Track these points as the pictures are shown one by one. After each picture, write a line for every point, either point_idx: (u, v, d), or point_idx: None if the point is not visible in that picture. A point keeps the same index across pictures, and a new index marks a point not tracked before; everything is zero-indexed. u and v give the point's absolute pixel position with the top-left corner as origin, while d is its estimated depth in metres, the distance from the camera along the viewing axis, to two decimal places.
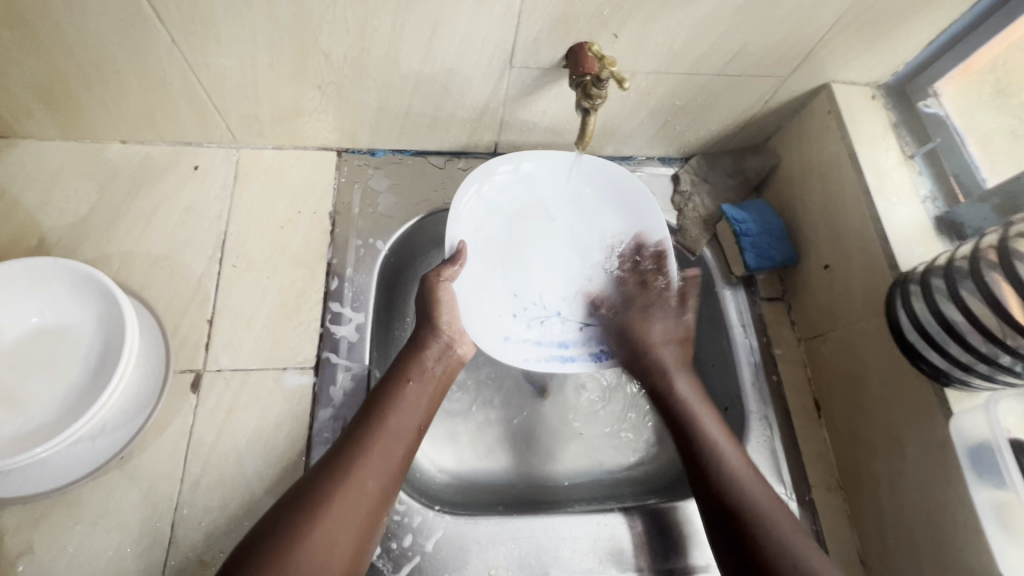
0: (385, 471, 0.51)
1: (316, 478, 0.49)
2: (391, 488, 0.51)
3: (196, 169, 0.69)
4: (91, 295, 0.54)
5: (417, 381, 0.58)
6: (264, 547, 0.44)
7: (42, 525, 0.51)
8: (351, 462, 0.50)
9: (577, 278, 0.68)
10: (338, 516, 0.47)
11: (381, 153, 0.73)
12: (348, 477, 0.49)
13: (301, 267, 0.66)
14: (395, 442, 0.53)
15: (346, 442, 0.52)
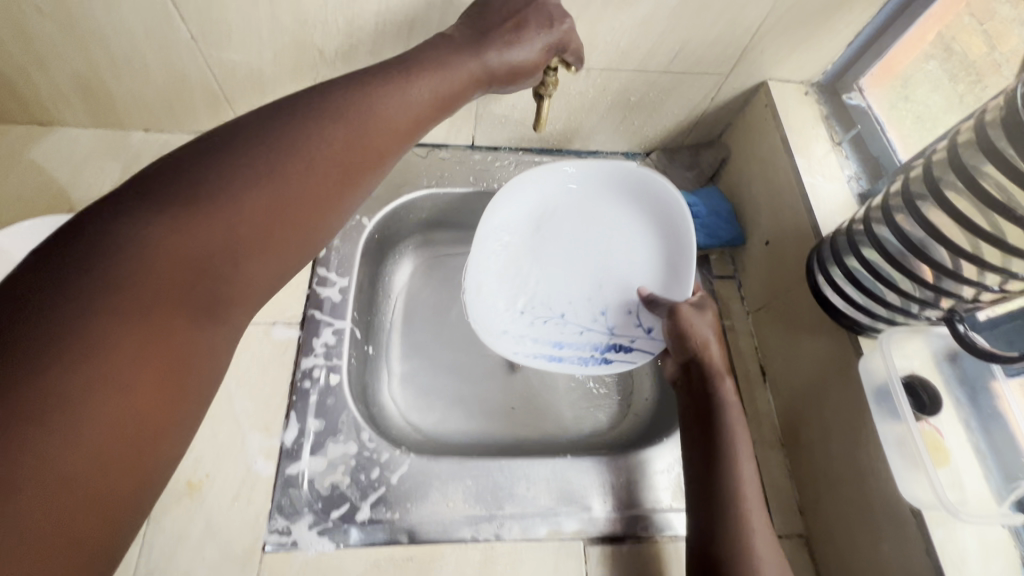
0: (294, 198, 0.41)
1: (238, 150, 0.39)
2: (301, 220, 0.42)
3: None
4: None
5: (374, 112, 0.46)
6: (162, 218, 0.35)
7: None
8: (275, 161, 0.40)
9: (586, 288, 0.75)
10: (240, 223, 0.38)
11: None
12: (263, 183, 0.39)
13: None
14: (314, 180, 0.42)
15: (291, 122, 0.42)
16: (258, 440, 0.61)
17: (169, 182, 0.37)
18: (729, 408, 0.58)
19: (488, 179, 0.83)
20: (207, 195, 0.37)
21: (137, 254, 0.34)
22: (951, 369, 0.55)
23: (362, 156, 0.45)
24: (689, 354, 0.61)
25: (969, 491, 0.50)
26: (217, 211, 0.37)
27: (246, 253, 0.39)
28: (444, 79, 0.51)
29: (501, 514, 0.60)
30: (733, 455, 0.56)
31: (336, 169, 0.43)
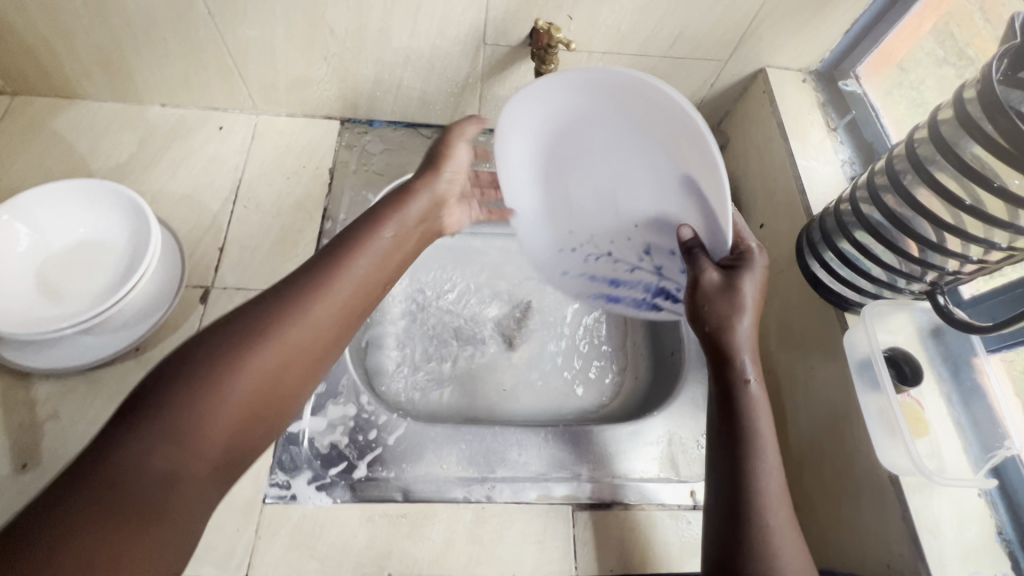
0: (281, 368, 0.43)
1: (234, 326, 0.42)
2: (284, 391, 0.43)
3: (221, 129, 0.81)
4: (124, 212, 0.65)
5: (354, 275, 0.48)
6: (159, 412, 0.38)
7: (68, 397, 0.61)
8: (263, 341, 0.42)
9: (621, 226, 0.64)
10: (228, 402, 0.40)
11: (378, 123, 0.85)
12: (250, 364, 0.41)
13: (300, 211, 0.76)
14: (295, 364, 0.44)
15: (284, 296, 0.45)
16: None
17: (180, 365, 0.40)
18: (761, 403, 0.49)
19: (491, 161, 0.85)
20: (201, 383, 0.39)
21: (135, 451, 0.36)
22: (934, 346, 0.56)
23: (343, 321, 0.47)
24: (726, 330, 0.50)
25: (945, 461, 0.51)
26: (209, 399, 0.39)
27: (230, 427, 0.40)
28: (412, 225, 0.55)
29: (493, 477, 0.62)
30: (763, 461, 0.46)
31: (318, 344, 0.45)
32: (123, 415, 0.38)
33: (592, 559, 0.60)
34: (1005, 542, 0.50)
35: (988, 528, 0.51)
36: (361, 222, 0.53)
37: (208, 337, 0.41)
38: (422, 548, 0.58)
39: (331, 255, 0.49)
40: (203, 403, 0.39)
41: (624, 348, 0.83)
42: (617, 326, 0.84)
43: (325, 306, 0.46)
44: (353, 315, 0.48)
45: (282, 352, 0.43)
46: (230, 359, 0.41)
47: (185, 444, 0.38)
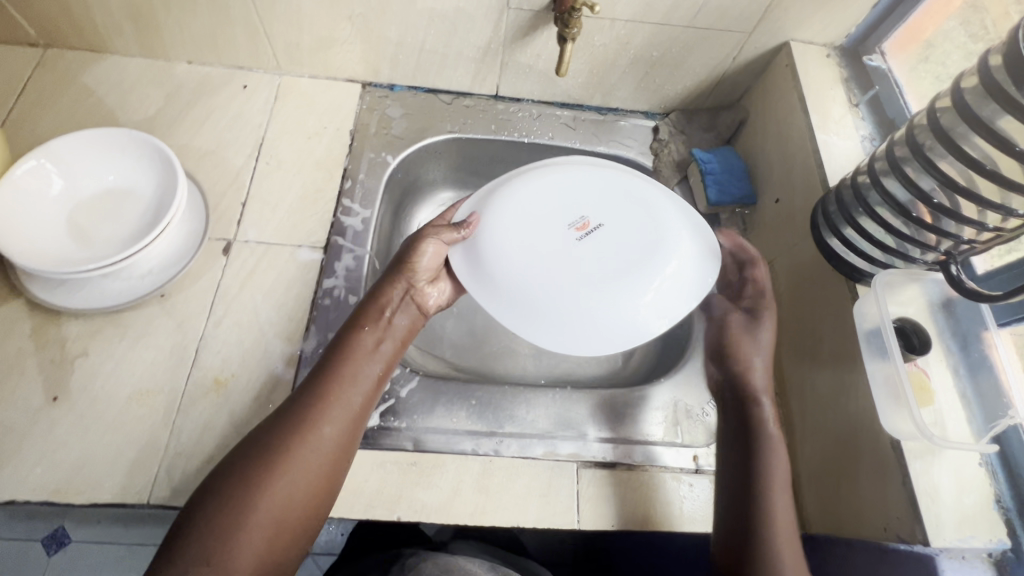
0: (291, 490, 0.49)
1: (246, 466, 0.49)
2: (298, 513, 0.49)
3: (245, 88, 0.82)
4: (151, 161, 0.67)
5: (338, 397, 0.54)
6: (188, 550, 0.45)
7: (96, 337, 0.63)
8: (268, 469, 0.49)
9: (613, 228, 0.62)
10: (247, 531, 0.46)
11: (399, 88, 0.86)
12: (261, 493, 0.48)
13: (321, 170, 0.78)
14: (302, 482, 0.50)
15: (279, 431, 0.51)
16: (280, 347, 0.66)
17: (210, 496, 0.47)
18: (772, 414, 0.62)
19: (510, 129, 0.86)
20: (219, 517, 0.46)
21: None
22: (944, 318, 0.57)
23: (336, 440, 0.52)
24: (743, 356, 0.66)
25: (947, 429, 0.52)
26: (230, 528, 0.46)
27: (254, 551, 0.46)
28: (389, 330, 0.60)
29: (501, 433, 0.65)
30: (774, 468, 0.58)
31: (321, 459, 0.51)
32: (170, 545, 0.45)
33: (595, 514, 0.61)
34: (1004, 510, 0.51)
35: (988, 496, 0.51)
36: (337, 343, 0.58)
37: (214, 484, 0.48)
38: (431, 494, 0.60)
39: (315, 380, 0.55)
40: (235, 528, 0.46)
41: None
42: None
43: (319, 429, 0.52)
44: (345, 433, 0.53)
45: (287, 477, 0.49)
46: (250, 490, 0.48)
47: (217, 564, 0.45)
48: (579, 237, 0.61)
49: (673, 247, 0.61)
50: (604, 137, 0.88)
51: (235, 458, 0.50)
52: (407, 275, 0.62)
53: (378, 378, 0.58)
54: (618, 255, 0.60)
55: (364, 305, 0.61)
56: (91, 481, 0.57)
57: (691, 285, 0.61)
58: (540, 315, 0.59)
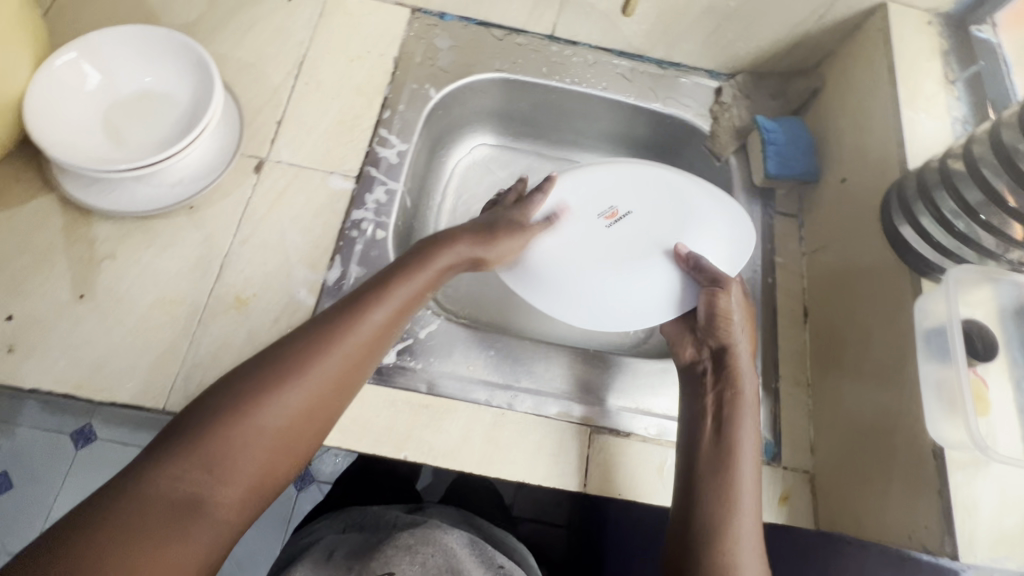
0: (298, 416, 0.46)
1: (247, 385, 0.45)
2: (291, 449, 0.46)
3: (290, 1, 0.78)
4: (190, 65, 0.64)
5: (356, 336, 0.49)
6: (176, 466, 0.41)
7: (125, 241, 0.63)
8: (270, 398, 0.45)
9: (644, 214, 0.62)
10: (246, 450, 0.43)
11: (449, 17, 0.81)
12: (257, 421, 0.44)
13: (360, 96, 0.74)
14: (297, 419, 0.46)
15: (294, 351, 0.47)
16: (304, 274, 0.64)
17: (206, 411, 0.44)
18: (743, 408, 0.56)
19: (562, 74, 0.81)
20: (210, 440, 0.42)
21: (169, 492, 0.40)
22: (1014, 327, 0.52)
23: (349, 374, 0.49)
24: (714, 330, 0.59)
25: (997, 441, 0.48)
26: (218, 453, 0.42)
27: (242, 478, 0.43)
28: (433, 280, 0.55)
29: (516, 387, 0.63)
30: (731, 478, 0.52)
31: (325, 400, 0.47)
32: (155, 450, 0.42)
33: (602, 480, 0.60)
34: None
35: None
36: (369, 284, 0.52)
37: (216, 395, 0.45)
38: (440, 438, 0.59)
39: (337, 318, 0.49)
40: (229, 444, 0.43)
41: None
42: None
43: (327, 368, 0.47)
44: (360, 365, 0.49)
45: (284, 411, 0.45)
46: (250, 411, 0.44)
47: (205, 478, 0.42)
48: (610, 223, 0.62)
49: (698, 242, 0.62)
50: (661, 93, 0.82)
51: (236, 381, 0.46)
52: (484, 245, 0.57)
53: (395, 324, 0.52)
54: (641, 241, 0.62)
55: (412, 253, 0.56)
56: (111, 381, 0.57)
57: (725, 261, 0.62)
58: (545, 296, 0.62)
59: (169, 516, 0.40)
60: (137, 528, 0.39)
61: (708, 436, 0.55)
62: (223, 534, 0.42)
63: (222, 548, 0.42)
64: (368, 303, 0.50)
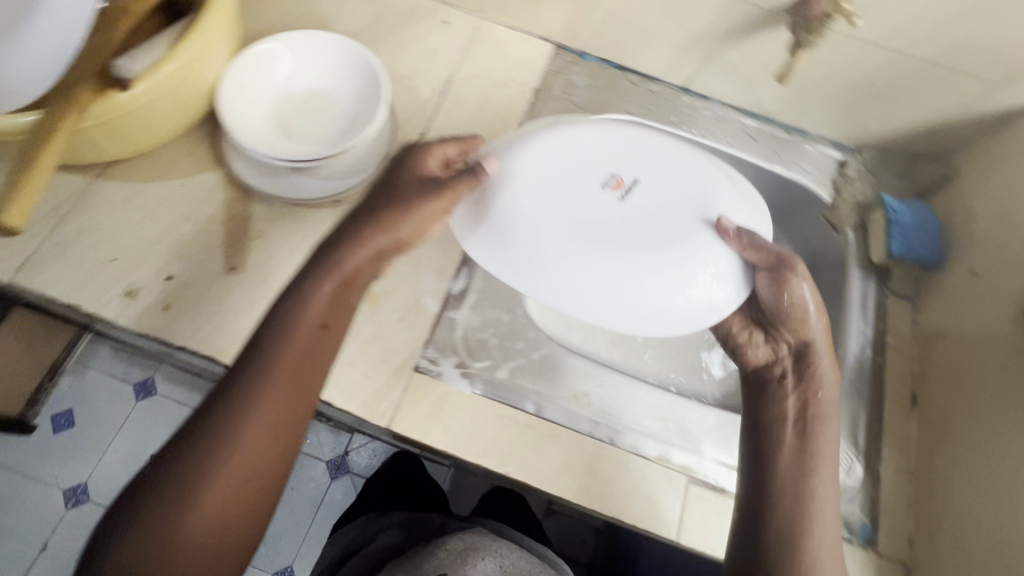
0: (230, 494, 0.46)
1: (168, 476, 0.46)
2: (252, 490, 0.47)
3: (446, 24, 0.83)
4: (361, 75, 0.69)
5: (295, 349, 0.50)
6: (154, 505, 0.46)
7: (277, 223, 0.68)
8: (224, 429, 0.47)
9: (651, 183, 0.53)
10: (182, 538, 0.45)
11: (589, 57, 0.85)
12: (217, 451, 0.47)
13: (500, 120, 0.78)
14: (256, 438, 0.48)
15: (205, 429, 0.48)
16: (432, 279, 0.68)
17: (138, 508, 0.46)
18: (828, 419, 0.57)
19: (691, 126, 0.83)
20: (182, 479, 0.46)
21: (156, 526, 0.45)
22: None
23: (266, 438, 0.48)
24: (788, 323, 0.59)
25: None
26: (190, 487, 0.46)
27: (222, 502, 0.46)
28: (375, 261, 0.54)
29: (618, 424, 0.64)
30: (807, 481, 0.55)
31: (280, 411, 0.49)
32: (106, 548, 0.45)
33: (695, 532, 0.60)
34: None
35: None
36: (293, 289, 0.52)
37: (142, 491, 0.47)
38: (542, 460, 0.61)
39: (275, 332, 0.51)
40: (167, 533, 0.45)
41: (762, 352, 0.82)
42: None
43: (276, 387, 0.49)
44: (276, 423, 0.49)
45: (214, 493, 0.46)
46: (177, 501, 0.45)
47: (148, 572, 0.44)
48: (622, 195, 0.52)
49: (726, 196, 0.54)
50: (785, 157, 0.83)
51: (194, 422, 0.49)
52: (401, 201, 0.54)
53: (343, 305, 0.54)
54: (661, 222, 0.51)
55: (301, 276, 0.54)
56: None
57: (764, 231, 0.55)
58: (518, 260, 0.51)
59: (158, 545, 0.44)
60: (137, 563, 0.44)
61: (790, 439, 0.57)
62: (215, 559, 0.46)
63: (220, 555, 0.46)
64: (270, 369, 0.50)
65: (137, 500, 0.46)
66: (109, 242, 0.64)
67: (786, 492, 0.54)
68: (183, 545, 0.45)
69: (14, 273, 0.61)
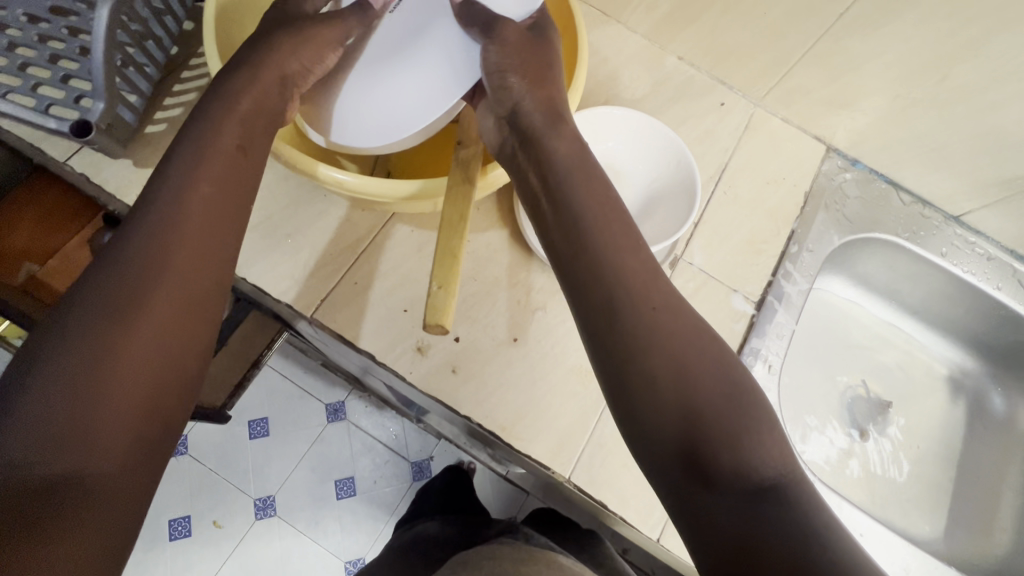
0: (166, 328, 0.40)
1: (104, 303, 0.39)
2: (190, 330, 0.42)
3: (722, 105, 0.80)
4: (663, 160, 0.69)
5: (211, 168, 0.46)
6: (79, 334, 0.38)
7: (556, 297, 0.66)
8: (157, 252, 0.41)
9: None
10: (112, 376, 0.37)
11: (860, 165, 0.81)
12: (154, 271, 0.41)
13: (771, 221, 0.75)
14: (185, 258, 0.42)
15: (139, 251, 0.41)
16: None
17: (74, 350, 0.37)
18: (561, 156, 0.46)
19: (955, 258, 0.79)
20: (118, 305, 0.39)
21: (93, 360, 0.37)
22: None
23: (195, 264, 0.43)
24: (498, 80, 0.50)
25: None
26: (127, 311, 0.39)
27: (163, 330, 0.40)
28: (280, 97, 0.52)
29: None
30: (654, 276, 0.40)
31: (219, 222, 0.45)
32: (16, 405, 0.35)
33: None
34: None
35: None
36: (219, 80, 0.50)
37: (64, 329, 0.38)
38: None
39: (195, 147, 0.46)
40: (99, 373, 0.37)
41: (971, 503, 0.82)
42: (965, 476, 0.84)
43: (203, 195, 0.45)
44: (209, 257, 0.44)
45: (160, 333, 0.40)
46: (110, 330, 0.38)
47: (80, 433, 0.35)
48: (408, 32, 0.56)
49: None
50: None
51: (105, 255, 0.41)
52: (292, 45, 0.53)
53: (273, 117, 0.51)
54: (409, 25, 0.56)
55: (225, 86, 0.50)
56: (530, 432, 0.60)
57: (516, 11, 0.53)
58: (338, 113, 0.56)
59: (96, 377, 0.37)
60: (69, 401, 0.36)
61: (532, 171, 0.47)
62: (157, 408, 0.39)
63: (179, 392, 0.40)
64: (194, 169, 0.45)
65: (57, 338, 0.37)
66: (401, 290, 0.63)
67: (580, 269, 0.41)
68: (121, 389, 0.37)
69: (315, 308, 0.61)
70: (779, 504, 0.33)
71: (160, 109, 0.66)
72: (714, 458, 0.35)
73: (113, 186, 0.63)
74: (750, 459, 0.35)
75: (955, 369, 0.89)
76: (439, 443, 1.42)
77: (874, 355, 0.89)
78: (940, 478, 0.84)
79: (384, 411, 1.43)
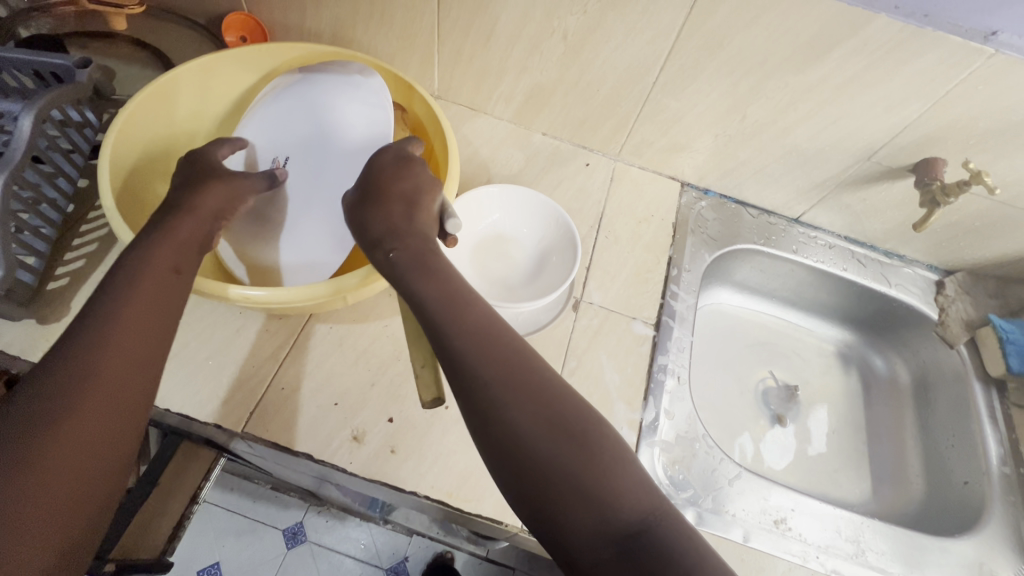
0: (90, 433, 0.43)
1: (36, 412, 0.42)
2: (114, 435, 0.44)
3: (587, 165, 0.94)
4: (544, 220, 0.79)
5: (141, 282, 0.50)
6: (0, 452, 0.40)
7: None
8: (87, 362, 0.45)
9: (301, 157, 0.70)
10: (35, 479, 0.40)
11: (711, 193, 0.97)
12: (85, 377, 0.44)
13: (650, 252, 0.86)
14: (114, 372, 0.46)
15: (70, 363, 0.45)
16: (622, 408, 0.71)
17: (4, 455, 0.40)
18: (421, 269, 0.51)
19: (806, 252, 0.93)
20: (49, 413, 0.42)
21: (17, 465, 0.40)
22: None
23: (123, 373, 0.46)
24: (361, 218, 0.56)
25: None
26: (52, 417, 0.42)
27: (89, 435, 0.43)
28: (206, 231, 0.58)
29: (818, 556, 0.68)
30: (514, 349, 0.46)
31: (147, 334, 0.49)
32: None
33: None
34: None
35: None
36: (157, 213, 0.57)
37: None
38: None
39: (127, 269, 0.51)
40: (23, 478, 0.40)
41: (887, 461, 0.91)
42: (875, 438, 0.95)
43: (132, 309, 0.49)
44: (136, 368, 0.47)
45: (83, 440, 0.42)
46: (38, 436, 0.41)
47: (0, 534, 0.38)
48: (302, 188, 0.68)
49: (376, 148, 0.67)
50: (893, 279, 0.93)
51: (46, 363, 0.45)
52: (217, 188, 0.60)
53: (200, 250, 0.56)
54: (301, 180, 0.69)
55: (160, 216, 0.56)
56: (477, 492, 0.62)
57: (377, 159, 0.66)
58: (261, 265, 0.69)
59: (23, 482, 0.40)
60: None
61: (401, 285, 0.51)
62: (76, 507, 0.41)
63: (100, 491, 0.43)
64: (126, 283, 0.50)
65: None
66: (328, 385, 0.66)
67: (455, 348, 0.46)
68: (42, 491, 0.40)
69: (245, 422, 0.62)
70: (643, 544, 0.39)
71: (61, 264, 0.69)
72: (585, 493, 0.40)
73: (16, 348, 0.63)
74: (619, 508, 0.40)
75: (839, 344, 1.03)
76: (411, 540, 1.36)
77: (771, 348, 1.01)
78: (856, 443, 0.94)
79: (347, 521, 1.36)
